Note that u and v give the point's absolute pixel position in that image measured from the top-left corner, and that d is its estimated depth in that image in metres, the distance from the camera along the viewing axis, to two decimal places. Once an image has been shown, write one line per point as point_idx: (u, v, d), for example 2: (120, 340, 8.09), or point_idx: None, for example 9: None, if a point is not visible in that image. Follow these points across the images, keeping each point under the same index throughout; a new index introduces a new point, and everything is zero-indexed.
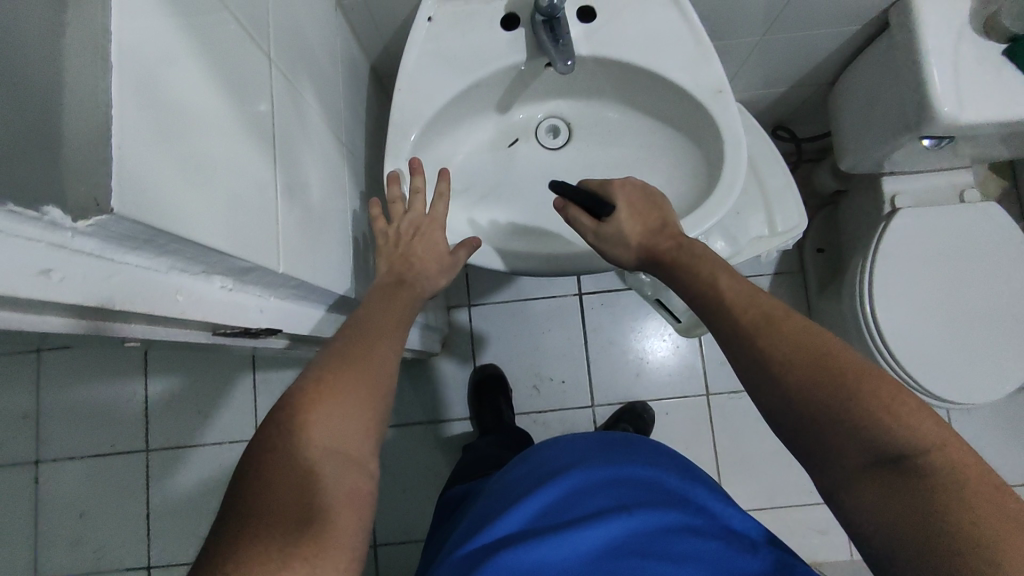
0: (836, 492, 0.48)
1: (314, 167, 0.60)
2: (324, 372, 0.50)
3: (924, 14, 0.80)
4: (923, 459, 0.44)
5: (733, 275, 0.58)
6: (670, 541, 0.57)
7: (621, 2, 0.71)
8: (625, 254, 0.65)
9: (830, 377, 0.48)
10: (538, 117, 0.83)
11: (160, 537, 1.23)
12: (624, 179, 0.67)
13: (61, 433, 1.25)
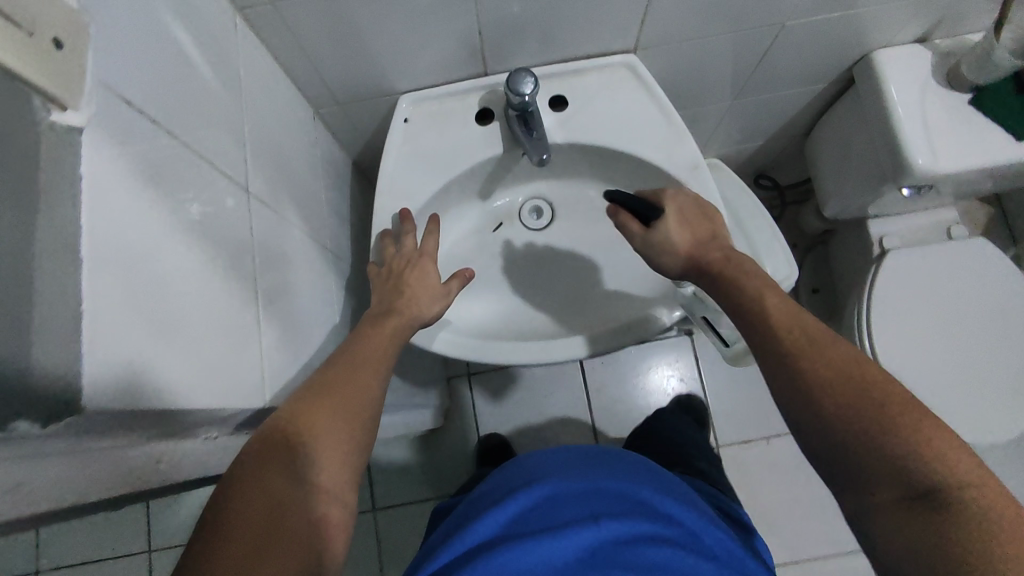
0: (861, 514, 0.47)
1: (300, 282, 0.60)
2: (306, 400, 0.48)
3: (888, 71, 0.82)
4: (952, 489, 0.43)
5: (776, 291, 0.57)
6: (636, 552, 0.49)
7: (591, 88, 0.73)
8: (671, 263, 0.64)
9: (870, 396, 0.48)
10: (519, 199, 0.84)
11: None
12: (675, 190, 0.66)
13: (64, 542, 1.21)
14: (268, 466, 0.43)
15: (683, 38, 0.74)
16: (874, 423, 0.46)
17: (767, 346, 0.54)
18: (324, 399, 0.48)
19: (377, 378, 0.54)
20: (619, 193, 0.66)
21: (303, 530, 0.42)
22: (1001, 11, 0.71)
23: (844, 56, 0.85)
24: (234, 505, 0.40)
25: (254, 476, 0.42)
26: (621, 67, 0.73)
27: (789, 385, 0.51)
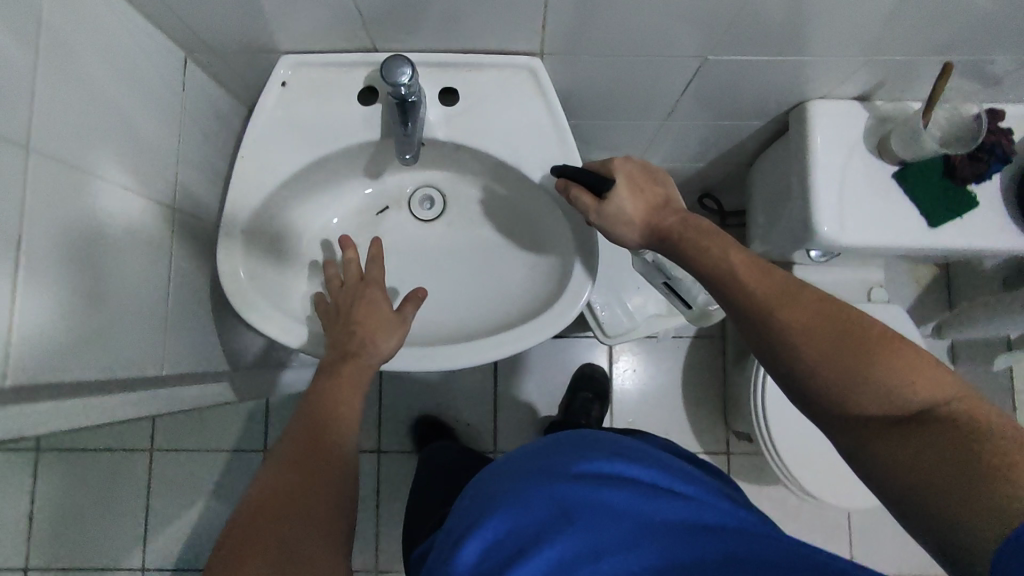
0: (854, 454, 0.50)
1: (120, 255, 0.58)
2: (268, 494, 0.52)
3: (819, 125, 0.76)
4: (933, 405, 0.47)
5: (731, 242, 0.58)
6: (625, 521, 0.47)
7: (486, 87, 0.67)
8: (629, 232, 0.63)
9: (845, 337, 0.50)
10: (409, 187, 0.79)
11: (153, 543, 1.38)
12: (624, 155, 0.63)
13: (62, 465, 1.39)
14: (248, 554, 0.48)
15: (596, 52, 0.68)
16: (853, 366, 0.49)
17: (745, 308, 0.54)
18: (289, 473, 0.54)
19: (351, 423, 0.60)
20: (566, 167, 0.64)
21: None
22: (932, 89, 0.66)
23: (779, 100, 0.79)
24: None
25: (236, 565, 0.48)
26: (522, 71, 0.67)
27: (771, 351, 0.53)
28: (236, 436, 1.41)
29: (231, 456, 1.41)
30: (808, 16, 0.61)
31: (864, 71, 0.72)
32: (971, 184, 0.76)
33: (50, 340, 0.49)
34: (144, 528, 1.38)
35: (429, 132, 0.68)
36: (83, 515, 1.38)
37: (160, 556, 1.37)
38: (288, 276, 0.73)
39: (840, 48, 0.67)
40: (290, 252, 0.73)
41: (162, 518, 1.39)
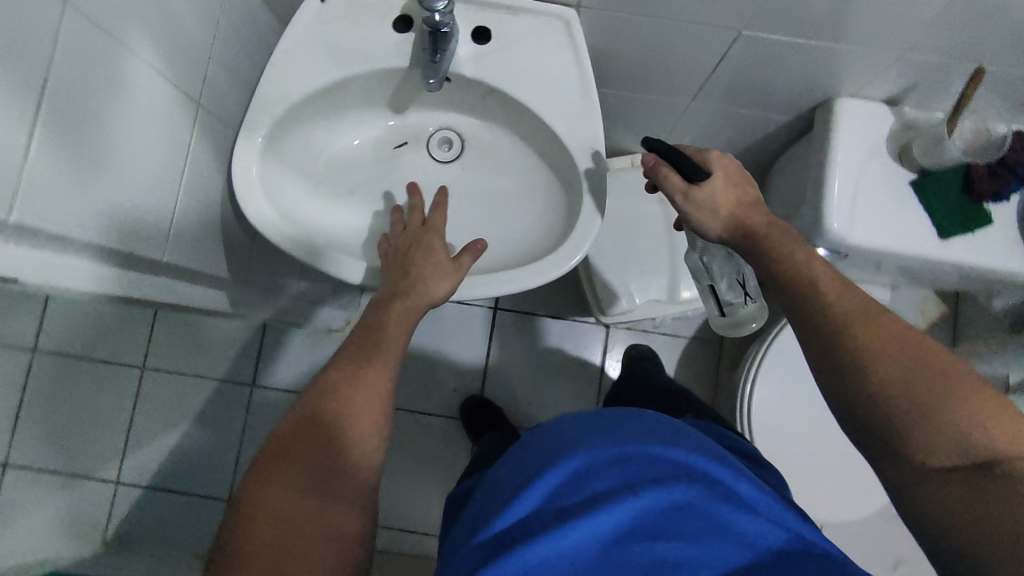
0: (903, 491, 0.50)
1: (134, 129, 0.58)
2: (305, 418, 0.55)
3: (843, 122, 0.77)
4: (1004, 458, 0.46)
5: (817, 257, 0.60)
6: (687, 516, 0.46)
7: (517, 30, 0.68)
8: (712, 223, 0.64)
9: (921, 366, 0.51)
10: (430, 127, 0.80)
11: (132, 457, 1.40)
12: (725, 150, 0.64)
13: None
14: (279, 476, 0.51)
15: (631, 13, 0.68)
16: (923, 394, 0.49)
17: (820, 316, 0.56)
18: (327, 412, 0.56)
19: (391, 361, 0.61)
20: (657, 143, 0.64)
21: (325, 522, 0.51)
22: (961, 93, 0.67)
23: (807, 93, 0.79)
24: (245, 517, 0.49)
25: (265, 487, 0.50)
26: (556, 20, 0.68)
27: (839, 366, 0.54)
28: (228, 366, 1.44)
29: (220, 385, 1.43)
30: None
31: (896, 70, 0.72)
32: (986, 202, 0.75)
33: (57, 192, 0.50)
34: (124, 441, 1.40)
35: (457, 67, 0.68)
36: None
37: (136, 471, 1.40)
38: (300, 189, 0.74)
39: (874, 41, 0.67)
40: (305, 170, 0.74)
41: (144, 435, 1.41)
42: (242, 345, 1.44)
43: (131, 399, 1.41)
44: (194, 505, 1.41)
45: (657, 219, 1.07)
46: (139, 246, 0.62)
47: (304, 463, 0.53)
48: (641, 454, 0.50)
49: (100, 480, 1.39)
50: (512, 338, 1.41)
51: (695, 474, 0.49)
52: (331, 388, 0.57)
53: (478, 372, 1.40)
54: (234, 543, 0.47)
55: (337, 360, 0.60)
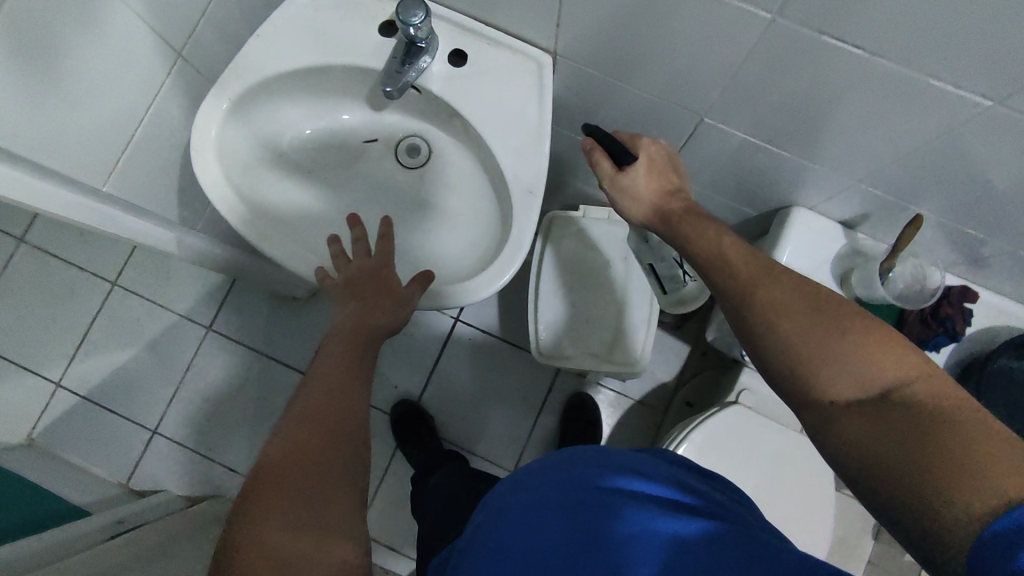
0: (818, 436, 0.45)
1: (91, 56, 0.62)
2: (277, 454, 0.52)
3: (791, 233, 0.78)
4: (902, 386, 0.43)
5: (726, 231, 0.57)
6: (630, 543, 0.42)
7: (491, 62, 0.70)
8: (635, 209, 0.63)
9: (818, 315, 0.47)
10: (401, 132, 0.83)
11: (78, 364, 1.44)
12: (656, 138, 0.64)
13: (33, 263, 1.47)
14: (272, 517, 0.49)
15: (605, 73, 0.70)
16: (822, 344, 0.46)
17: (728, 283, 0.53)
18: (295, 449, 0.53)
19: (353, 374, 0.61)
20: (594, 128, 0.66)
21: (327, 555, 0.48)
22: (900, 236, 0.67)
23: (769, 194, 0.80)
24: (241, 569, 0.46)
25: (259, 532, 0.48)
26: (531, 63, 0.70)
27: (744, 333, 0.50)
28: (191, 305, 1.47)
29: (178, 320, 1.47)
30: (802, 114, 0.62)
31: (852, 195, 0.72)
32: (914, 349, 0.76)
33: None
34: (76, 349, 1.45)
35: (426, 81, 0.70)
36: (32, 313, 1.46)
37: (76, 380, 1.44)
38: (258, 157, 0.77)
39: (832, 161, 0.67)
40: (269, 140, 0.77)
41: (94, 348, 1.45)
42: (211, 288, 1.48)
43: (95, 309, 1.47)
44: (120, 427, 1.44)
45: (616, 276, 1.08)
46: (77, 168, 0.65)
47: (293, 505, 0.50)
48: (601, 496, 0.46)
49: (42, 378, 1.43)
50: (463, 353, 1.42)
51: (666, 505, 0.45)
52: (300, 419, 0.55)
53: (421, 377, 1.41)
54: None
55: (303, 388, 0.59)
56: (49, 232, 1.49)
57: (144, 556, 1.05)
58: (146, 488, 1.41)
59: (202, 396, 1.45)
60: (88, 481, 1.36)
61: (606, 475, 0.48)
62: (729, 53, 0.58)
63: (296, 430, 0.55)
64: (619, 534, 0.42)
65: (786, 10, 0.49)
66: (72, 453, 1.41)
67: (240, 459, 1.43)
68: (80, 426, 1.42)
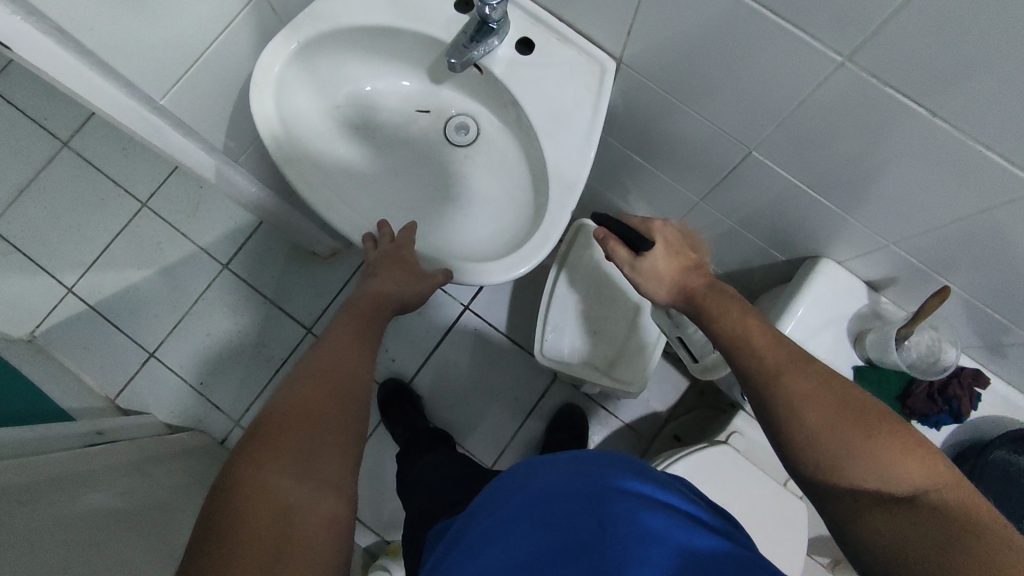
0: (840, 530, 0.47)
1: None
2: (280, 409, 0.54)
3: (816, 280, 0.77)
4: (925, 492, 0.45)
5: (749, 312, 0.61)
6: (634, 547, 0.45)
7: (557, 57, 0.71)
8: (659, 291, 0.68)
9: (844, 410, 0.50)
10: (454, 108, 0.84)
11: (93, 274, 1.47)
12: (666, 219, 0.70)
13: (73, 169, 1.51)
14: (272, 462, 0.50)
15: (667, 89, 0.70)
16: (847, 441, 0.48)
17: (752, 373, 0.55)
18: (299, 405, 0.55)
19: (357, 346, 0.64)
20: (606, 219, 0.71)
21: (319, 506, 0.49)
22: (923, 305, 0.67)
23: (802, 240, 0.80)
24: (231, 503, 0.47)
25: (260, 474, 0.49)
26: (595, 66, 0.71)
27: (769, 419, 0.53)
28: (213, 240, 1.49)
29: (197, 252, 1.49)
30: (850, 165, 0.62)
31: (882, 257, 0.72)
32: (914, 421, 0.75)
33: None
34: (93, 259, 1.48)
35: (490, 62, 0.71)
36: (61, 217, 1.49)
37: (88, 289, 1.46)
38: (311, 103, 0.78)
39: (871, 218, 0.67)
40: (326, 89, 0.79)
41: (112, 262, 1.48)
42: (235, 227, 1.50)
43: (120, 225, 1.49)
44: (118, 343, 1.45)
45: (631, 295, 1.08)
46: (136, 77, 0.67)
47: (291, 454, 0.51)
48: (609, 491, 0.50)
49: (55, 281, 1.46)
50: (465, 341, 1.42)
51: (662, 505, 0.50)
52: (308, 383, 0.58)
53: (420, 356, 1.42)
54: (226, 534, 0.45)
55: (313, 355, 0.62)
56: (94, 142, 1.52)
57: (114, 469, 1.06)
58: (131, 408, 1.43)
59: (204, 330, 1.46)
60: (77, 388, 1.38)
61: (617, 481, 0.52)
62: (791, 91, 0.58)
63: (305, 389, 0.57)
64: (624, 530, 0.46)
65: (858, 55, 0.50)
66: (68, 359, 1.43)
67: (227, 399, 1.44)
68: (81, 334, 1.45)
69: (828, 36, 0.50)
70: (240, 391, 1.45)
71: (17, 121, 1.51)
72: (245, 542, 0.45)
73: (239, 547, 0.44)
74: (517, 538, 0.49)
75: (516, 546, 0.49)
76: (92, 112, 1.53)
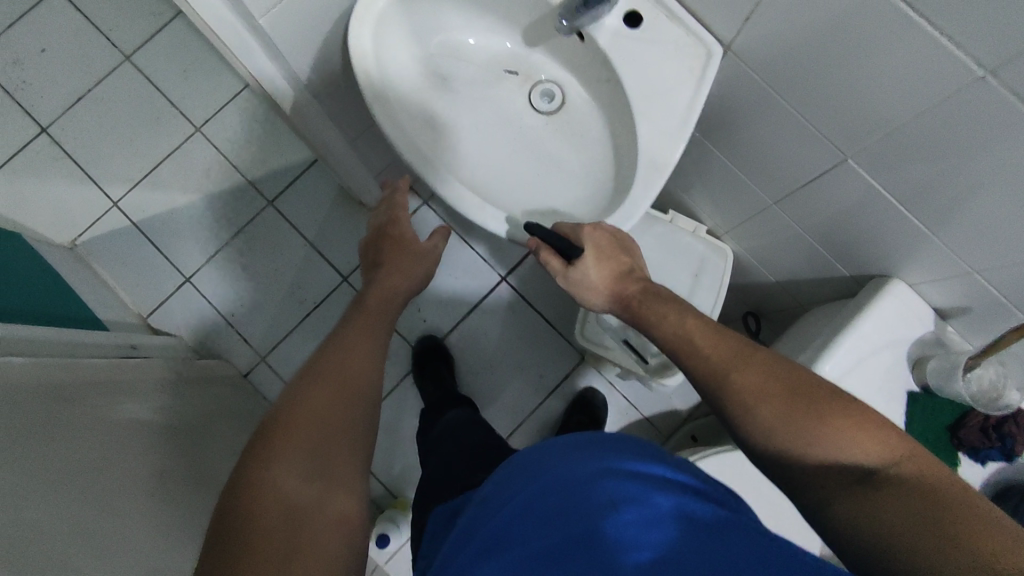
0: (816, 515, 0.50)
1: None
2: (288, 414, 0.60)
3: (885, 298, 0.76)
4: (884, 467, 0.48)
5: (682, 308, 0.67)
6: (643, 531, 0.44)
7: (665, 35, 0.70)
8: (595, 298, 0.74)
9: (791, 397, 0.54)
10: (543, 74, 0.83)
11: (139, 191, 1.47)
12: (595, 223, 0.71)
13: (132, 83, 1.50)
14: (281, 461, 0.56)
15: (773, 84, 0.69)
16: (799, 428, 0.52)
17: (702, 369, 0.61)
18: (306, 409, 0.61)
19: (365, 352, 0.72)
20: (535, 228, 0.73)
21: (327, 503, 0.56)
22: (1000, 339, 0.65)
23: (873, 257, 0.79)
24: (245, 502, 0.52)
25: (269, 472, 0.54)
26: (701, 50, 0.70)
27: (724, 413, 0.58)
28: (261, 174, 1.50)
29: (244, 184, 1.49)
30: (952, 186, 0.62)
31: (957, 284, 0.71)
32: (962, 451, 0.74)
33: None
34: (142, 177, 1.48)
35: (596, 31, 0.70)
36: (114, 130, 1.49)
37: (132, 206, 1.47)
38: (404, 48, 0.78)
39: (959, 244, 0.67)
40: (420, 35, 0.78)
41: (159, 183, 1.48)
42: (285, 165, 1.50)
43: (171, 146, 1.49)
44: (155, 263, 1.46)
45: (681, 288, 1.05)
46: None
47: (298, 456, 0.57)
48: (618, 474, 0.50)
49: (102, 193, 1.47)
50: (497, 313, 1.42)
51: (673, 486, 0.49)
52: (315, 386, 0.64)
53: (451, 320, 1.42)
54: (241, 527, 0.50)
55: (325, 359, 0.69)
56: (155, 59, 1.51)
57: (149, 382, 1.08)
58: (162, 328, 1.44)
59: (242, 264, 1.47)
60: (112, 301, 1.39)
61: (626, 463, 0.51)
62: (913, 99, 0.57)
63: (317, 393, 0.63)
64: (634, 510, 0.46)
65: (1001, 70, 0.49)
66: (106, 272, 1.45)
67: (256, 334, 1.46)
68: (120, 250, 1.46)
69: (976, 46, 0.49)
70: (270, 327, 1.46)
71: (82, 28, 1.50)
72: (258, 535, 0.50)
73: (252, 543, 0.49)
74: (530, 534, 0.48)
75: (533, 543, 0.47)
76: (156, 29, 1.52)
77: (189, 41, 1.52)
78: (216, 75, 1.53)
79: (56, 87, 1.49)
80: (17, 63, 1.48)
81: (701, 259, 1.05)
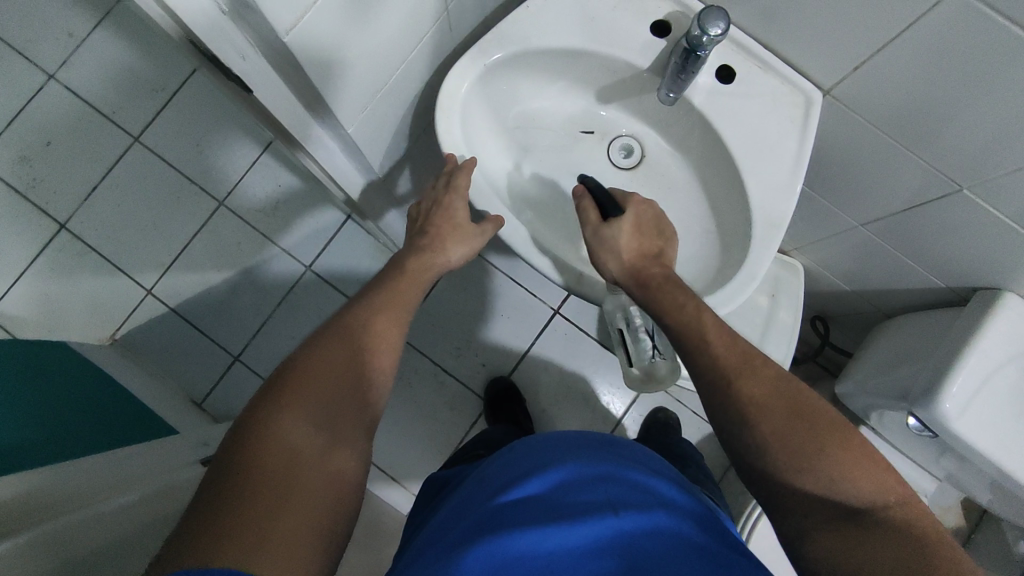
0: (795, 539, 0.53)
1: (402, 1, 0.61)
2: (301, 363, 0.55)
3: (1002, 314, 0.76)
4: (875, 508, 0.51)
5: (703, 304, 0.64)
6: (643, 541, 0.46)
7: (759, 88, 0.69)
8: (611, 263, 0.67)
9: (793, 418, 0.56)
10: (621, 127, 0.80)
11: (171, 275, 1.43)
12: (644, 198, 0.69)
13: (145, 165, 1.45)
14: (291, 410, 0.51)
15: (876, 122, 0.68)
16: (797, 452, 0.54)
17: (708, 366, 0.60)
18: (328, 364, 0.55)
19: (401, 317, 0.63)
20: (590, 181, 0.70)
21: (330, 462, 0.51)
22: None
23: (977, 272, 0.79)
24: (243, 449, 0.48)
25: (278, 417, 0.50)
26: (800, 97, 0.69)
27: (727, 416, 0.58)
28: (295, 239, 1.46)
29: (278, 251, 1.45)
30: None
31: None
32: None
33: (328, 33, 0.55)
34: (172, 261, 1.43)
35: (692, 92, 0.69)
36: (136, 216, 1.44)
37: (168, 291, 1.42)
38: (483, 125, 0.75)
39: None
40: (497, 109, 0.76)
41: (191, 263, 1.44)
42: (316, 226, 1.46)
43: (198, 223, 1.45)
44: (199, 346, 1.42)
45: (761, 312, 1.04)
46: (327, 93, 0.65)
47: (307, 409, 0.52)
48: (627, 487, 0.52)
49: (133, 283, 1.42)
50: (556, 347, 1.41)
51: (668, 505, 0.51)
52: (327, 333, 0.58)
53: (511, 361, 1.41)
54: (230, 477, 0.46)
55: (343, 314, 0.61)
56: (165, 137, 1.46)
57: None
58: (218, 414, 1.40)
59: (288, 332, 1.44)
60: (167, 394, 1.35)
61: (636, 480, 0.53)
62: None
63: (335, 346, 0.57)
64: (636, 517, 0.48)
65: None
66: (152, 364, 1.40)
67: None
68: (162, 339, 1.41)
69: None
70: None
71: (86, 115, 1.45)
72: (252, 484, 0.46)
73: (243, 492, 0.45)
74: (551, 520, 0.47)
75: (527, 530, 0.46)
76: (162, 106, 1.47)
77: (197, 112, 1.48)
78: (229, 143, 1.48)
79: (69, 180, 1.43)
80: (25, 162, 1.43)
81: (776, 278, 1.05)
